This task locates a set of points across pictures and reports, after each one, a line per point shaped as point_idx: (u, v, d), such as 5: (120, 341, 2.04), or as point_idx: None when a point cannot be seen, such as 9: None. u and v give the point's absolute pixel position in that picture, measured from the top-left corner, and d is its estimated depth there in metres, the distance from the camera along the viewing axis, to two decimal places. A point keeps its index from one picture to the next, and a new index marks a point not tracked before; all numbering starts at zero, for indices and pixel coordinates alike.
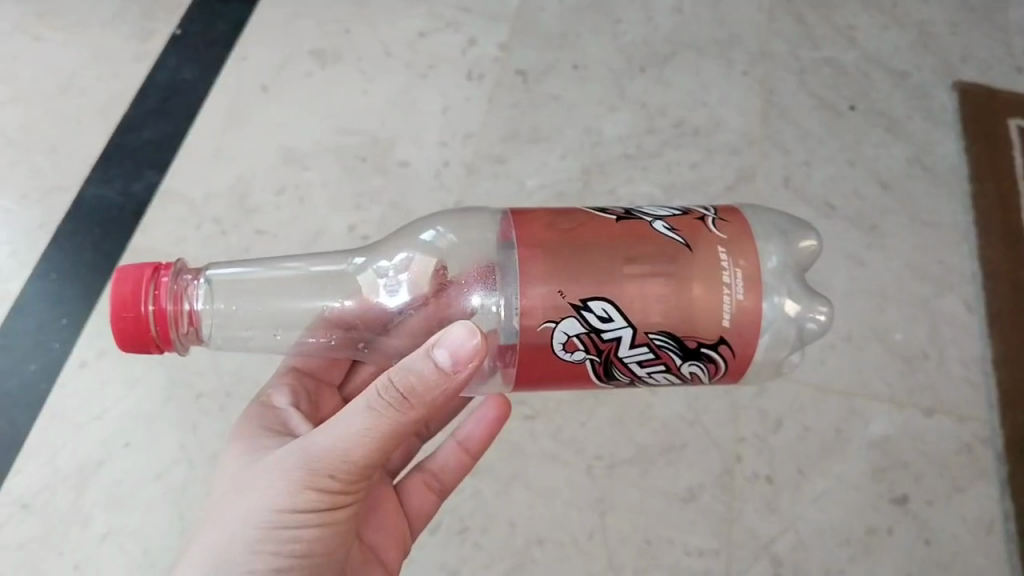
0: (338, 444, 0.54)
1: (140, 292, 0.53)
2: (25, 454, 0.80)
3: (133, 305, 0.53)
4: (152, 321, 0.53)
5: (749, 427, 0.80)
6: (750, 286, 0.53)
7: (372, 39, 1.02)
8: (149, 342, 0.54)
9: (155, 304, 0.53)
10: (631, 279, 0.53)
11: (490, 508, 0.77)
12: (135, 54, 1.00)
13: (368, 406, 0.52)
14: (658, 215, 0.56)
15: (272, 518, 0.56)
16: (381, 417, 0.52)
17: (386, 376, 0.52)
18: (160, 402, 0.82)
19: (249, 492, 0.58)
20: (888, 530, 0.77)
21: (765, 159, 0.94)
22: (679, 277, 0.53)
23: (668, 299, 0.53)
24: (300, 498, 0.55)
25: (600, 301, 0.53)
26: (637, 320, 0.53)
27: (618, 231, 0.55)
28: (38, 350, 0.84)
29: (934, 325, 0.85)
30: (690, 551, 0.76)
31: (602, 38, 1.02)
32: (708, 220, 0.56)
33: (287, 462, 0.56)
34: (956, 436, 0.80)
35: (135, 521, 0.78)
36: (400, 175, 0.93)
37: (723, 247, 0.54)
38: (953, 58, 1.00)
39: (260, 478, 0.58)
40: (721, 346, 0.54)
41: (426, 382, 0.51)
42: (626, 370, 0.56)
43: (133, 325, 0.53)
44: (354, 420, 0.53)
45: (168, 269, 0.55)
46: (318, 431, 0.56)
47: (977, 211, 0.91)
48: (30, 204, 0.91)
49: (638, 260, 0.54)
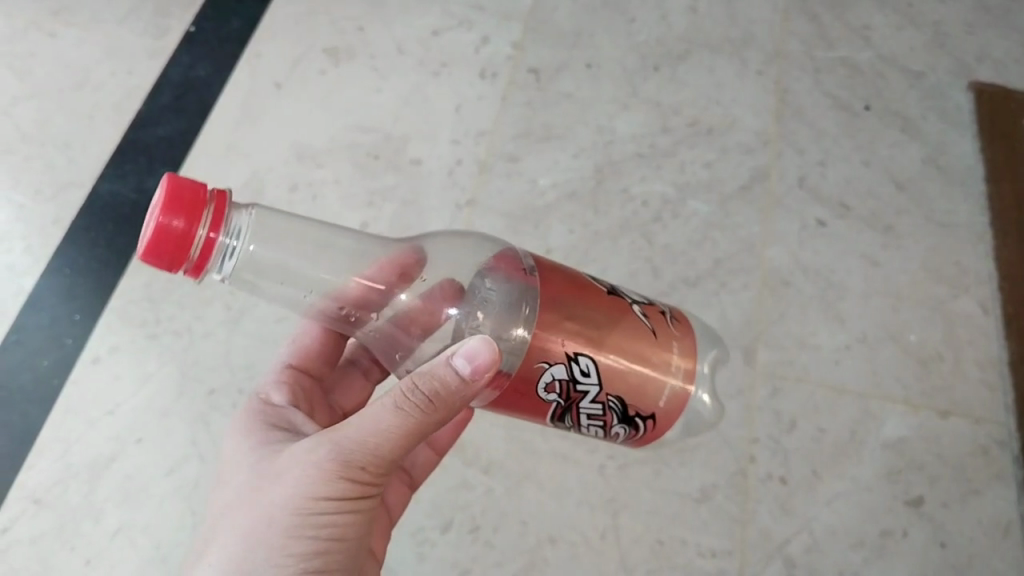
0: (364, 440, 0.53)
1: (201, 210, 0.50)
2: (38, 448, 0.80)
3: (190, 217, 0.49)
4: (198, 243, 0.50)
5: (762, 428, 0.80)
6: (687, 379, 0.59)
7: (385, 37, 1.02)
8: (179, 260, 0.50)
9: (206, 227, 0.50)
10: (613, 344, 0.56)
11: (501, 507, 0.77)
12: (149, 50, 1.01)
13: (395, 406, 0.52)
14: (633, 297, 0.61)
15: (305, 508, 0.54)
16: (408, 416, 0.52)
17: (410, 378, 0.53)
18: (172, 398, 0.82)
19: (276, 483, 0.56)
20: (903, 533, 0.76)
21: (780, 159, 0.93)
22: (645, 353, 0.57)
23: (633, 370, 0.57)
24: (334, 486, 0.54)
25: (586, 359, 0.55)
26: (604, 382, 0.56)
27: (610, 301, 0.58)
28: (51, 345, 0.84)
29: (950, 327, 0.84)
30: (703, 551, 0.75)
31: (616, 37, 1.02)
32: (667, 314, 0.61)
33: (308, 456, 0.55)
34: (972, 438, 0.80)
35: (147, 517, 0.78)
36: (413, 173, 0.93)
37: (677, 341, 0.59)
38: (969, 58, 1.00)
39: (286, 470, 0.56)
40: (649, 419, 0.59)
41: (448, 388, 0.52)
42: (572, 419, 0.59)
43: (176, 237, 0.49)
44: (380, 417, 0.53)
45: (225, 195, 0.51)
46: (344, 424, 0.55)
47: (993, 212, 0.91)
48: (44, 200, 0.91)
49: (619, 331, 0.57)
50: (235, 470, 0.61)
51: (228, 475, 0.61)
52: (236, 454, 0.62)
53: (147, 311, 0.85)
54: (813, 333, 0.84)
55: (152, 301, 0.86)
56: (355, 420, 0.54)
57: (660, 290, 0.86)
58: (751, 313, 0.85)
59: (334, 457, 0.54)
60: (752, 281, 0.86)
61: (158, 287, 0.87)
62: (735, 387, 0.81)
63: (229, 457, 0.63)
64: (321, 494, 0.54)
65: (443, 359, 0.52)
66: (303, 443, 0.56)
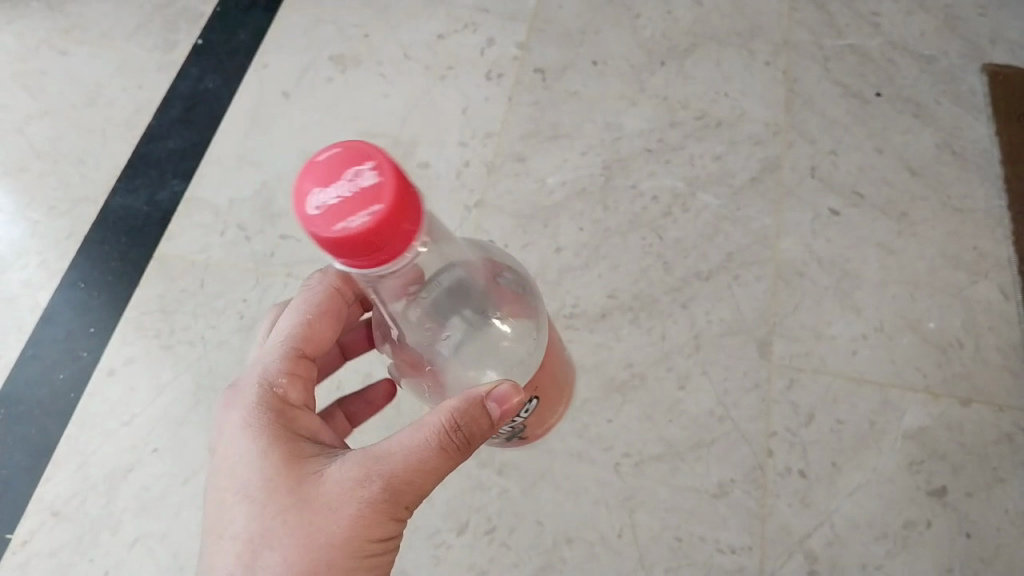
0: (413, 478, 0.47)
1: (410, 210, 0.41)
2: (55, 462, 0.80)
3: (400, 216, 0.40)
4: (396, 248, 0.41)
5: (780, 421, 0.78)
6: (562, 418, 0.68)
7: (391, 43, 1.02)
8: (362, 257, 0.41)
9: (411, 236, 0.42)
10: (546, 396, 0.60)
11: (517, 508, 0.76)
12: (159, 65, 1.01)
13: (446, 443, 0.47)
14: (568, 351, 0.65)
15: (355, 551, 0.47)
16: (457, 453, 0.47)
17: (459, 413, 0.47)
18: (187, 406, 0.82)
19: (313, 521, 0.46)
20: (927, 524, 0.74)
21: (791, 149, 0.92)
22: (553, 404, 0.63)
23: (540, 414, 0.62)
24: (383, 528, 0.47)
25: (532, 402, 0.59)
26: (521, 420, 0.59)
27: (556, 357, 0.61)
28: (67, 359, 0.85)
29: (969, 313, 0.83)
30: (722, 548, 0.74)
31: (622, 33, 1.01)
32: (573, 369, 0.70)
33: (352, 493, 0.47)
34: (995, 426, 0.78)
35: (165, 526, 0.78)
36: (421, 177, 0.93)
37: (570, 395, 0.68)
38: (982, 40, 0.98)
39: (325, 506, 0.47)
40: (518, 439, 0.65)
41: (483, 427, 0.47)
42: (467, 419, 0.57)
43: (381, 244, 0.40)
44: (425, 452, 0.47)
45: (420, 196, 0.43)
46: (385, 457, 0.47)
47: (1010, 195, 0.89)
48: (58, 216, 0.92)
49: (554, 385, 0.61)
50: (232, 490, 0.48)
51: (228, 496, 0.48)
52: (229, 465, 0.49)
53: (160, 322, 0.86)
54: (829, 323, 0.83)
55: (165, 311, 0.87)
56: (395, 450, 0.47)
57: (672, 285, 0.85)
58: (765, 306, 0.84)
59: (382, 494, 0.47)
60: (765, 273, 0.85)
61: (170, 299, 0.87)
62: (751, 381, 0.80)
63: (222, 468, 0.49)
64: (372, 536, 0.47)
65: (478, 397, 0.47)
66: (332, 470, 0.48)
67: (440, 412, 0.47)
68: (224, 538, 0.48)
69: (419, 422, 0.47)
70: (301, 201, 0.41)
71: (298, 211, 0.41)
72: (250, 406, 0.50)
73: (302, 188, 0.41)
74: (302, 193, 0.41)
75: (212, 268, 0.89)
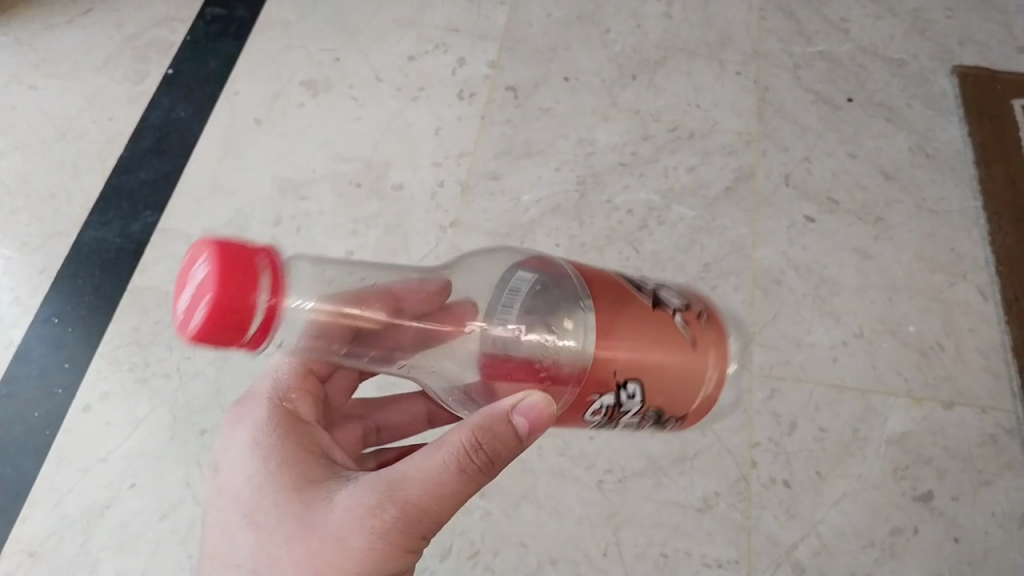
0: (430, 504, 0.47)
1: (253, 282, 0.42)
2: (30, 501, 0.79)
3: (245, 292, 0.41)
4: (260, 312, 0.42)
5: (763, 431, 0.78)
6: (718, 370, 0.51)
7: (362, 65, 1.02)
8: (238, 343, 0.43)
9: (258, 306, 0.42)
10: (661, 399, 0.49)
11: (502, 530, 0.75)
12: (130, 96, 1.01)
13: (459, 469, 0.46)
14: (673, 303, 0.52)
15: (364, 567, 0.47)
16: (472, 480, 0.47)
17: (475, 436, 0.46)
18: (164, 440, 0.81)
19: (326, 542, 0.47)
20: (914, 530, 0.74)
21: (764, 158, 0.92)
22: (680, 392, 0.50)
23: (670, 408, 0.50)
24: (403, 545, 0.47)
25: (699, 310, 0.52)
26: (701, 339, 0.50)
27: (650, 327, 0.49)
28: (42, 397, 0.84)
29: (949, 316, 0.83)
30: (708, 562, 0.73)
31: (593, 48, 1.01)
32: (702, 315, 0.52)
33: (371, 516, 0.46)
34: (979, 428, 0.77)
35: (143, 563, 0.76)
36: (395, 199, 0.93)
37: (686, 321, 0.50)
38: (951, 44, 0.99)
39: (341, 526, 0.47)
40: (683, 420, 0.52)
41: (508, 447, 0.47)
42: (655, 409, 0.50)
43: (236, 316, 0.41)
44: (448, 476, 0.46)
45: (235, 300, 0.41)
46: (404, 478, 0.47)
47: (985, 196, 0.89)
48: (31, 251, 0.91)
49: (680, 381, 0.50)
50: (252, 506, 0.51)
51: (248, 516, 0.51)
52: (256, 481, 0.52)
53: (136, 354, 0.85)
54: (808, 331, 0.82)
55: (140, 344, 0.86)
56: (412, 475, 0.47)
57: None
58: (745, 315, 0.83)
59: (404, 518, 0.46)
60: (743, 283, 0.85)
61: (146, 330, 0.86)
62: (731, 392, 0.79)
63: (237, 497, 0.52)
64: (383, 558, 0.47)
65: (503, 414, 0.46)
66: (342, 497, 0.49)
67: (461, 431, 0.46)
68: (231, 560, 0.50)
69: (442, 441, 0.47)
70: (242, 275, 0.41)
71: (277, 271, 0.43)
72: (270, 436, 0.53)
73: (271, 261, 0.43)
74: (252, 266, 0.42)
75: None
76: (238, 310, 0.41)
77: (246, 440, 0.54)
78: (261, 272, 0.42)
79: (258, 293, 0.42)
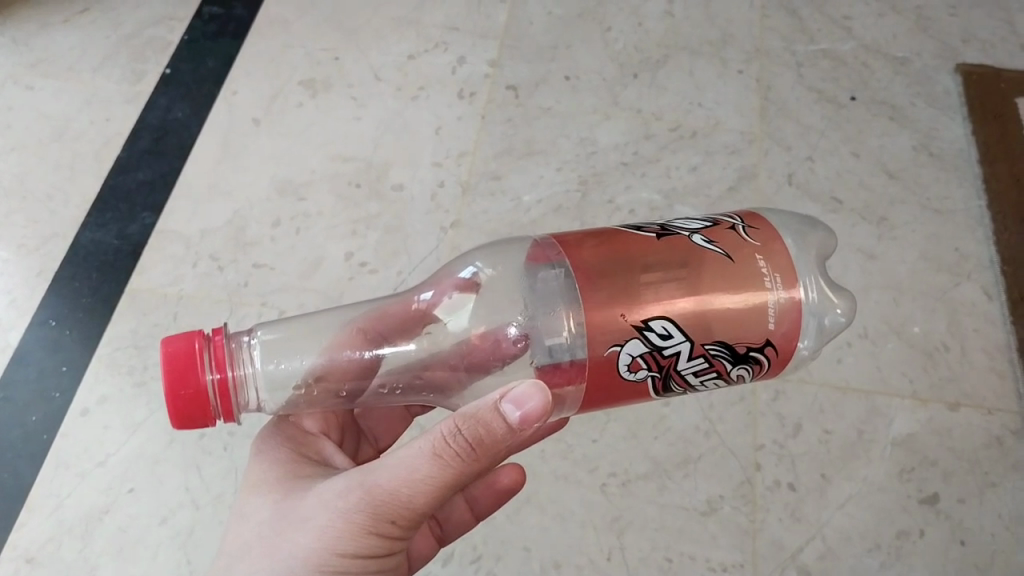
0: (403, 489, 0.48)
1: (196, 363, 0.47)
2: (27, 507, 0.78)
3: (192, 376, 0.47)
4: (211, 390, 0.47)
5: (768, 434, 0.77)
6: (779, 278, 0.49)
7: (361, 65, 1.01)
8: (206, 422, 0.48)
9: (209, 388, 0.47)
10: (714, 324, 0.48)
11: (504, 535, 0.74)
12: (126, 96, 1.00)
13: (434, 453, 0.47)
14: (693, 228, 0.51)
15: (329, 547, 0.50)
16: (447, 466, 0.47)
17: (453, 421, 0.47)
18: (164, 443, 0.80)
19: (305, 525, 0.51)
20: (920, 533, 0.73)
21: (766, 157, 0.91)
22: (735, 312, 0.48)
23: (735, 332, 0.48)
24: (372, 527, 0.49)
25: (730, 224, 0.51)
26: (736, 249, 0.49)
27: (664, 256, 0.49)
28: (40, 400, 0.83)
29: (954, 316, 0.82)
30: (713, 566, 0.73)
31: (594, 47, 1.01)
32: (739, 228, 0.51)
33: (347, 499, 0.50)
34: (985, 430, 0.77)
35: (143, 568, 0.76)
36: (395, 200, 0.92)
37: (719, 243, 0.50)
38: (955, 41, 0.98)
39: (320, 509, 0.51)
40: (767, 347, 0.49)
41: (493, 435, 0.46)
42: (718, 343, 0.48)
43: (191, 400, 0.47)
44: (423, 464, 0.48)
45: (193, 386, 0.47)
46: (383, 466, 0.50)
47: (990, 196, 0.89)
48: (27, 253, 0.90)
49: (727, 301, 0.48)
50: (247, 504, 0.55)
51: (248, 494, 0.56)
52: (255, 480, 0.57)
53: (135, 357, 0.84)
54: None
55: (138, 347, 0.85)
56: (390, 465, 0.49)
57: None
58: None
59: (378, 503, 0.49)
60: None
61: (144, 333, 0.85)
62: (735, 394, 0.79)
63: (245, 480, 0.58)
64: (352, 537, 0.49)
65: (492, 402, 0.46)
66: (331, 486, 0.52)
67: (445, 420, 0.47)
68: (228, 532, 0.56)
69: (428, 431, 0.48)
70: (189, 362, 0.47)
71: (221, 348, 0.48)
72: (277, 438, 0.59)
73: (216, 340, 0.48)
74: (192, 353, 0.47)
75: (185, 301, 0.87)
76: (189, 397, 0.47)
77: (255, 446, 0.59)
78: (203, 353, 0.47)
79: (204, 374, 0.47)
